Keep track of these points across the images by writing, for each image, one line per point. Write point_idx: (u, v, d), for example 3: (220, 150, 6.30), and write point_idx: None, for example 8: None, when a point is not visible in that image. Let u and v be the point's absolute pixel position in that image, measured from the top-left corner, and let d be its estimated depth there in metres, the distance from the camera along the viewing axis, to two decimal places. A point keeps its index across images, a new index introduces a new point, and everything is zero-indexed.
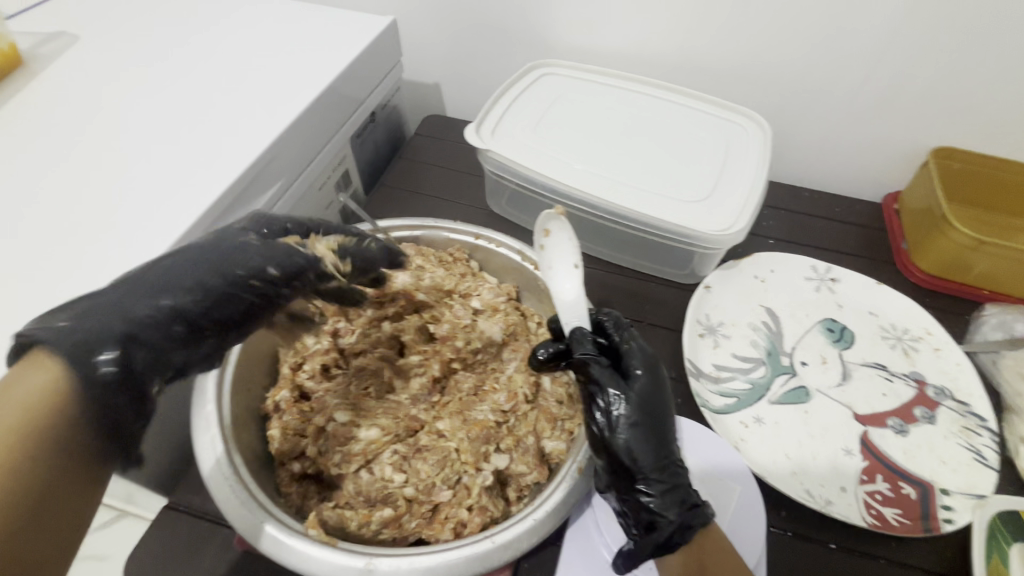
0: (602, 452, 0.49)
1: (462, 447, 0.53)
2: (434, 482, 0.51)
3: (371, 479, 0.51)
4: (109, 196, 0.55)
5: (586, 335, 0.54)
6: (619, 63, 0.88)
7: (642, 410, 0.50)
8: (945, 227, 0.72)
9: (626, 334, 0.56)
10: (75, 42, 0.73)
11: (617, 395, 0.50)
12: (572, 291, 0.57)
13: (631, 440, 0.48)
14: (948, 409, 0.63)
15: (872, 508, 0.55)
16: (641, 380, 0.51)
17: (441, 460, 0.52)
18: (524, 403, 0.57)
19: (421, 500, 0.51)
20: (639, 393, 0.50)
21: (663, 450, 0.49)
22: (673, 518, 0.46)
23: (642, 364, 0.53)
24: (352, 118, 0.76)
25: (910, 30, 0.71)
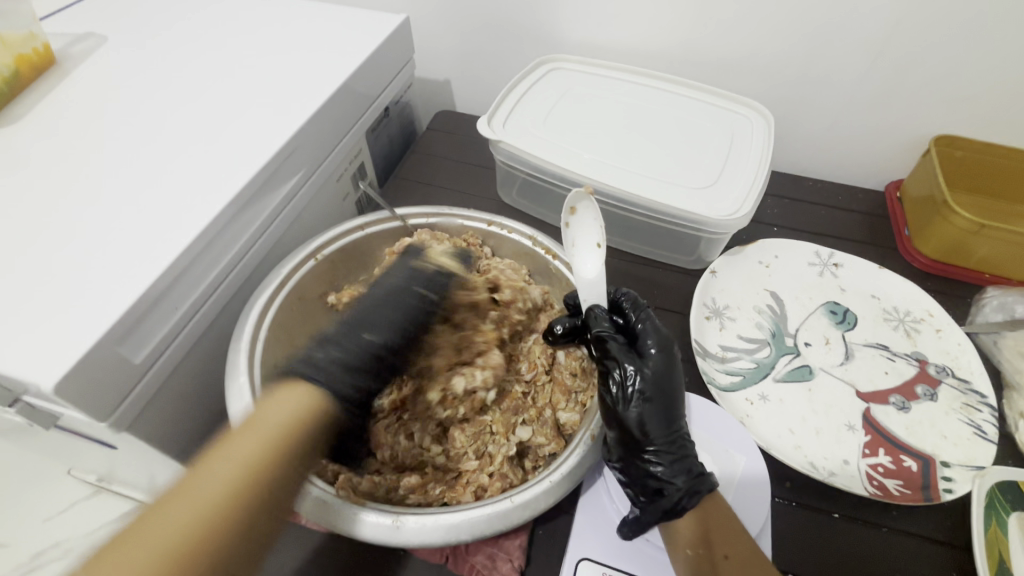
0: (614, 424, 0.52)
1: (495, 419, 0.57)
2: (466, 451, 0.55)
3: (409, 447, 0.56)
4: (143, 183, 0.58)
5: (604, 313, 0.56)
6: (625, 57, 0.90)
7: (656, 385, 0.52)
8: (946, 213, 0.74)
9: (643, 314, 0.57)
10: (104, 42, 0.76)
11: (632, 369, 0.52)
12: (593, 270, 0.60)
13: (644, 413, 0.51)
14: (948, 386, 0.65)
15: (874, 480, 0.57)
16: (656, 358, 0.53)
17: (476, 433, 0.56)
18: (543, 374, 0.60)
19: (450, 467, 0.55)
20: (653, 370, 0.52)
21: (671, 424, 0.51)
22: (680, 486, 0.49)
23: (657, 343, 0.54)
24: (367, 112, 0.79)
25: (910, 21, 0.73)
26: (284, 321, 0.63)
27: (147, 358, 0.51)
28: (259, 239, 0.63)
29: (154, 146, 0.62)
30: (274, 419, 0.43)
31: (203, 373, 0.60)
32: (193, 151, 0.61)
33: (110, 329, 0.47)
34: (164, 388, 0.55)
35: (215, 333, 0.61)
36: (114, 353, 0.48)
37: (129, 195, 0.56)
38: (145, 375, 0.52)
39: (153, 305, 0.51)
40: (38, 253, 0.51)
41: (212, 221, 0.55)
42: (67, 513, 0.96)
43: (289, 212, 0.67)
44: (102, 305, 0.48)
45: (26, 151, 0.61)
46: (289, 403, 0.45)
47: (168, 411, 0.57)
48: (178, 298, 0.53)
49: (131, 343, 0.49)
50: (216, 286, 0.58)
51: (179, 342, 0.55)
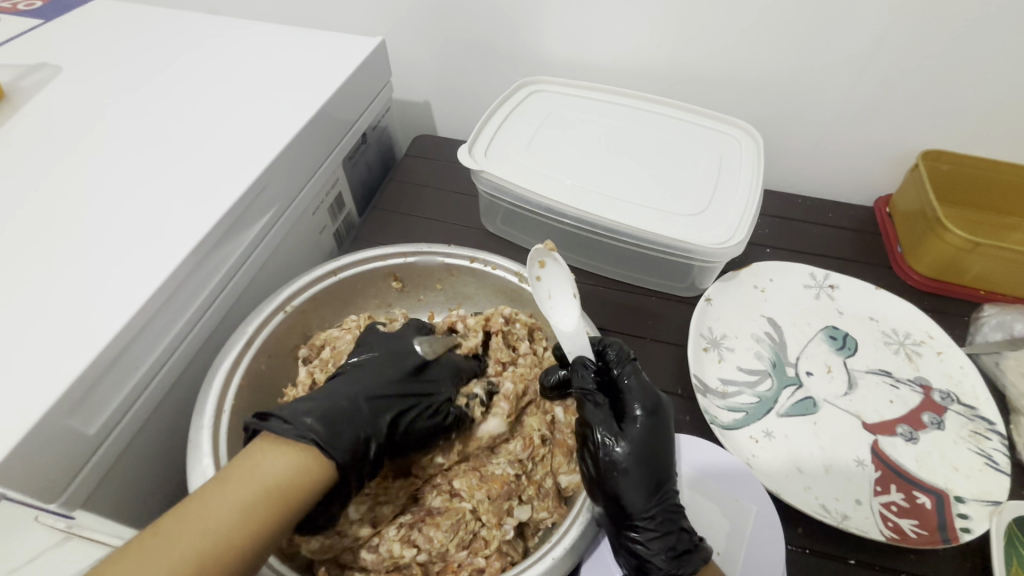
0: (598, 493, 0.49)
1: (480, 507, 0.50)
2: (448, 548, 0.49)
3: (379, 557, 0.49)
4: (98, 229, 0.53)
5: (587, 370, 0.53)
6: (608, 76, 0.88)
7: (637, 454, 0.48)
8: (939, 230, 0.73)
9: (629, 367, 0.54)
10: (57, 73, 0.71)
11: (609, 437, 0.49)
12: (571, 321, 0.56)
13: (622, 484, 0.48)
14: (955, 413, 0.63)
15: (889, 521, 0.54)
16: (639, 423, 0.50)
17: (455, 525, 0.49)
18: (540, 447, 0.55)
19: (436, 562, 0.50)
20: (634, 436, 0.49)
21: (655, 497, 0.48)
22: (659, 565, 0.46)
23: (644, 406, 0.51)
24: (343, 142, 0.75)
25: (898, 34, 0.71)
26: (258, 376, 0.58)
27: (102, 428, 0.46)
28: (226, 286, 0.58)
29: (107, 190, 0.56)
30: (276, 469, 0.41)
31: (167, 439, 0.55)
32: (150, 193, 0.56)
33: (56, 403, 0.41)
34: (124, 457, 0.50)
35: (182, 391, 0.56)
36: (62, 427, 0.42)
37: (81, 244, 0.51)
38: (100, 447, 0.46)
39: (107, 370, 0.46)
40: None
41: (174, 272, 0.50)
42: None
43: (260, 254, 0.62)
44: (48, 375, 0.43)
45: None
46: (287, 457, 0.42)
47: (129, 484, 0.51)
48: (134, 361, 0.48)
49: (82, 414, 0.44)
50: (181, 340, 0.53)
51: (139, 407, 0.50)
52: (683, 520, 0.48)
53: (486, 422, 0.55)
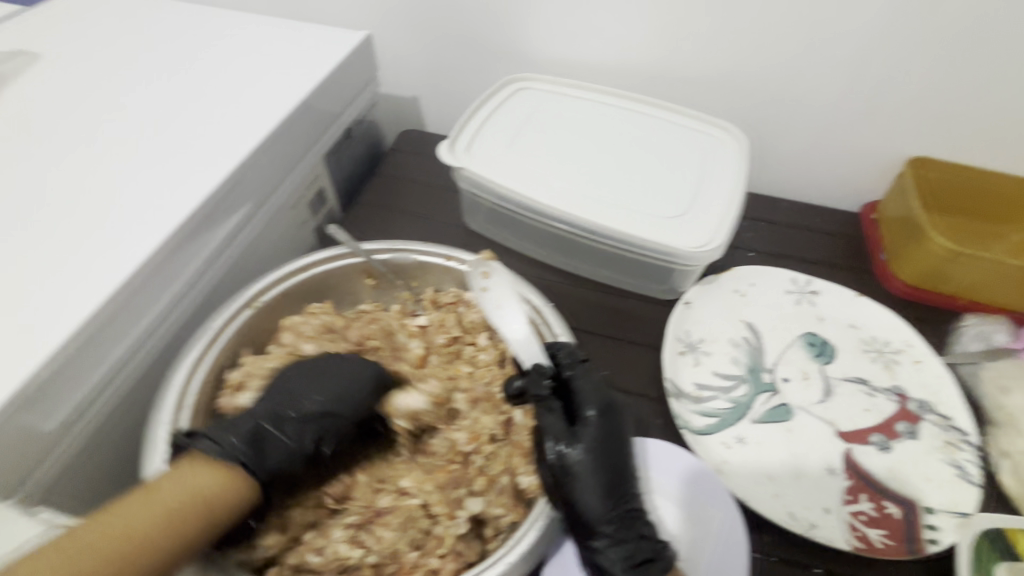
0: (557, 500, 0.49)
1: (430, 500, 0.50)
2: (398, 546, 0.48)
3: (330, 554, 0.48)
4: (66, 220, 0.52)
5: (543, 373, 0.52)
6: (598, 75, 0.87)
7: (595, 457, 0.49)
8: (923, 238, 0.72)
9: (580, 369, 0.54)
10: (36, 60, 0.70)
11: (566, 443, 0.49)
12: (521, 329, 0.56)
13: (581, 491, 0.47)
14: (929, 423, 0.62)
15: (856, 530, 0.54)
16: (593, 425, 0.50)
17: (404, 521, 0.49)
18: (486, 443, 0.54)
19: (387, 563, 0.48)
20: (591, 439, 0.49)
21: (614, 502, 0.47)
22: (619, 573, 0.45)
23: (596, 407, 0.52)
24: (324, 137, 0.74)
25: (887, 40, 0.71)
26: (227, 370, 0.57)
27: (62, 423, 0.46)
28: (196, 280, 0.58)
29: (78, 180, 0.56)
30: (185, 488, 0.42)
31: (134, 431, 0.54)
32: (119, 186, 0.56)
33: (11, 398, 0.41)
34: (89, 449, 0.49)
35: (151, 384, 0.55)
36: (17, 423, 0.42)
37: (48, 237, 0.51)
38: (60, 442, 0.46)
39: (67, 364, 0.45)
40: None
41: (142, 265, 0.50)
42: None
43: (233, 249, 0.61)
44: (6, 369, 0.42)
45: None
46: (213, 472, 0.44)
47: (91, 479, 0.51)
48: (99, 355, 0.48)
49: (41, 409, 0.44)
50: (149, 333, 0.53)
51: (102, 402, 0.49)
52: (641, 520, 0.48)
53: (406, 397, 0.54)
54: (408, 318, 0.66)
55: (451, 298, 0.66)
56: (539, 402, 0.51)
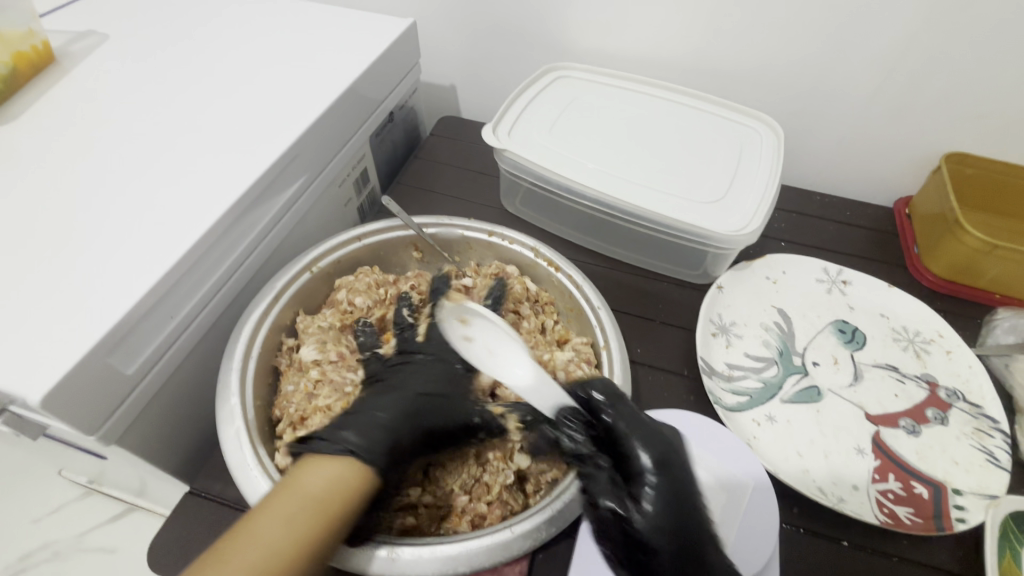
0: (624, 566, 0.45)
1: (484, 449, 0.53)
2: (452, 488, 0.53)
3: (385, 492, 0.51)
4: (141, 185, 0.56)
5: (569, 424, 0.49)
6: (633, 66, 0.89)
7: (664, 512, 0.44)
8: (958, 232, 0.73)
9: (616, 409, 0.49)
10: (104, 41, 0.75)
11: (626, 505, 0.45)
12: (592, 327, 0.62)
13: (659, 554, 0.43)
14: (959, 410, 0.63)
15: (884, 507, 0.55)
16: (653, 483, 0.45)
17: (460, 465, 0.53)
18: None
19: (439, 504, 0.52)
20: (653, 494, 0.45)
21: (696, 542, 0.44)
22: None
23: (654, 459, 0.46)
24: (371, 119, 0.77)
25: (926, 35, 0.72)
26: (286, 328, 0.61)
27: (139, 369, 0.49)
28: (256, 246, 0.61)
29: (152, 150, 0.60)
30: (323, 480, 0.43)
31: (198, 385, 0.58)
32: (189, 157, 0.59)
33: (98, 342, 0.45)
34: (158, 397, 0.53)
35: (212, 342, 0.59)
36: (104, 365, 0.46)
37: (126, 199, 0.55)
38: (136, 387, 0.50)
39: (146, 314, 0.49)
40: (20, 256, 0.50)
41: (212, 228, 0.53)
42: (62, 511, 1.16)
43: (289, 219, 0.65)
44: (93, 314, 0.46)
45: (25, 152, 0.59)
46: (327, 468, 0.44)
47: (160, 425, 0.54)
48: (171, 309, 0.52)
49: (121, 353, 0.47)
50: (215, 291, 0.57)
51: (171, 354, 0.53)
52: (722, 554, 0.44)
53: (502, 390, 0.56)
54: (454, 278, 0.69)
55: (494, 269, 0.69)
56: (608, 438, 0.48)
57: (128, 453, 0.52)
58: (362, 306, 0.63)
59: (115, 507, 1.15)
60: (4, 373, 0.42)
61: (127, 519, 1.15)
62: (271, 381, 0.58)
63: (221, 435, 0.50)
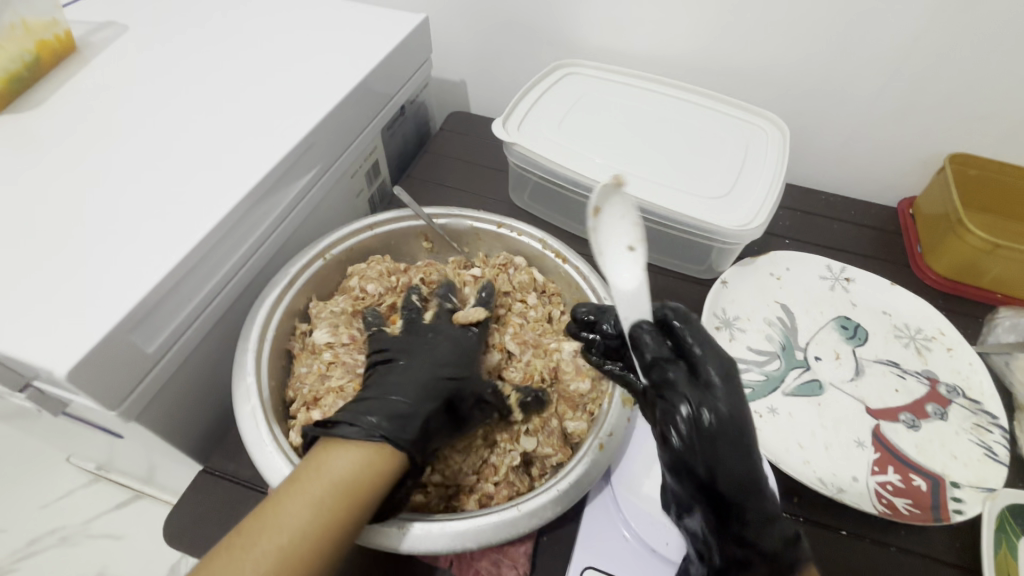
0: (688, 483, 0.43)
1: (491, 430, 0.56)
2: (460, 469, 0.54)
3: None
4: (162, 171, 0.58)
5: (645, 334, 0.46)
6: (642, 63, 0.90)
7: (725, 433, 0.42)
8: (961, 232, 0.74)
9: (698, 333, 0.45)
10: (125, 32, 0.76)
11: (689, 413, 0.42)
12: (631, 281, 0.49)
13: (728, 472, 0.41)
14: (959, 406, 0.64)
15: (883, 498, 0.56)
16: (722, 392, 0.43)
17: (467, 447, 0.55)
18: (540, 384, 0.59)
19: (446, 483, 0.54)
20: (724, 406, 0.42)
21: (756, 483, 0.42)
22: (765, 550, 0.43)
23: (721, 373, 0.43)
24: (382, 112, 0.79)
25: (932, 37, 0.72)
26: (299, 313, 0.63)
27: (159, 347, 0.51)
28: (271, 233, 0.63)
29: (171, 137, 0.61)
30: (343, 468, 0.44)
31: (214, 367, 0.60)
32: (207, 145, 0.61)
33: (121, 319, 0.46)
34: (176, 376, 0.54)
35: (228, 325, 0.60)
36: (127, 341, 0.47)
37: (147, 185, 0.56)
38: (156, 365, 0.51)
39: (167, 295, 0.50)
40: (46, 236, 0.51)
41: (230, 213, 0.55)
42: (71, 497, 1.18)
43: (304, 207, 0.67)
44: (116, 293, 0.48)
45: (48, 137, 0.61)
46: (351, 452, 0.45)
47: (177, 404, 0.56)
48: (190, 290, 0.53)
49: (143, 331, 0.49)
50: (231, 275, 0.58)
51: (189, 334, 0.54)
52: (769, 501, 0.43)
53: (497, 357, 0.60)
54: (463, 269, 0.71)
55: (502, 261, 0.70)
56: (660, 386, 0.44)
57: (146, 431, 0.54)
58: (374, 293, 0.64)
59: (123, 493, 1.17)
60: (32, 347, 0.44)
61: (135, 504, 1.17)
62: (284, 364, 0.60)
63: (237, 412, 0.51)
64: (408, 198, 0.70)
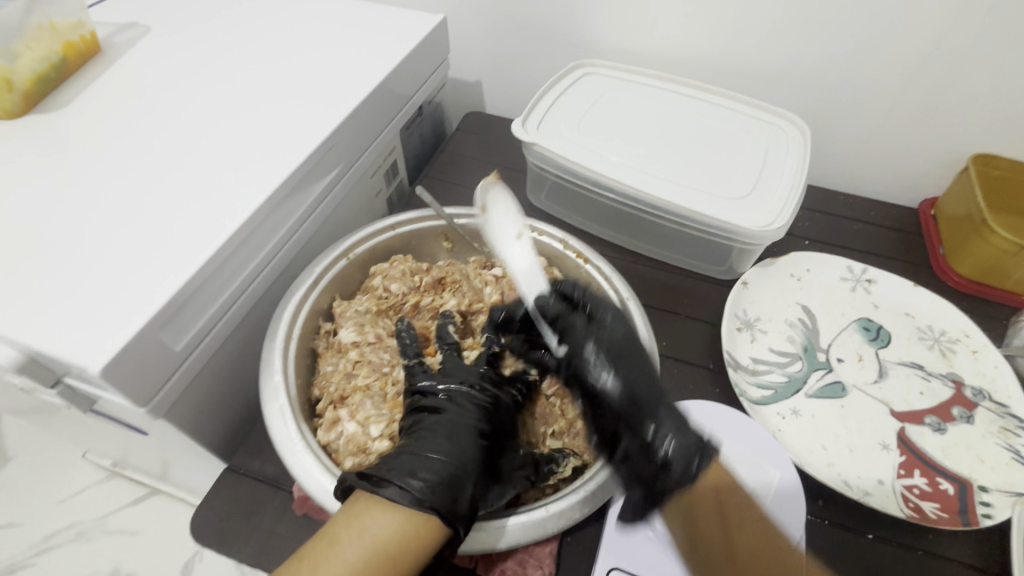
0: (608, 419, 0.52)
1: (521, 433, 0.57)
2: None
3: None
4: (188, 171, 0.58)
5: (547, 300, 0.58)
6: (660, 63, 0.90)
7: (608, 348, 0.55)
8: (986, 233, 0.73)
9: (591, 295, 0.60)
10: (147, 32, 0.77)
11: (585, 347, 0.54)
12: (524, 260, 0.62)
13: (621, 380, 0.52)
14: (985, 409, 0.63)
15: (909, 501, 0.56)
16: (608, 322, 0.57)
17: None
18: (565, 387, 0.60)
19: None
20: (608, 329, 0.56)
21: (653, 395, 0.51)
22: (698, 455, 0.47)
23: (603, 308, 0.59)
24: (401, 112, 0.79)
25: (957, 35, 0.72)
26: (323, 313, 0.63)
27: (187, 346, 0.51)
28: (295, 232, 0.63)
29: (196, 137, 0.62)
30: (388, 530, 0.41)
31: (238, 366, 0.60)
32: (232, 144, 0.61)
33: (152, 318, 0.46)
34: (202, 374, 0.55)
35: (252, 324, 0.61)
36: (156, 340, 0.48)
37: (174, 185, 0.57)
38: (183, 363, 0.51)
39: (195, 294, 0.51)
40: (75, 234, 0.52)
41: (256, 212, 0.55)
42: (88, 492, 1.19)
43: (326, 207, 0.67)
44: (145, 291, 0.48)
45: (76, 137, 0.61)
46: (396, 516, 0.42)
47: (203, 403, 0.56)
48: (217, 289, 0.54)
49: (171, 330, 0.49)
50: (256, 274, 0.58)
51: (216, 333, 0.54)
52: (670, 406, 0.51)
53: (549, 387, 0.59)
54: (484, 269, 0.70)
55: None
56: (564, 336, 0.56)
57: (173, 429, 0.54)
58: (398, 292, 0.65)
59: (139, 489, 1.18)
60: (66, 345, 0.44)
61: (150, 500, 1.18)
62: (308, 363, 0.60)
63: (265, 410, 0.52)
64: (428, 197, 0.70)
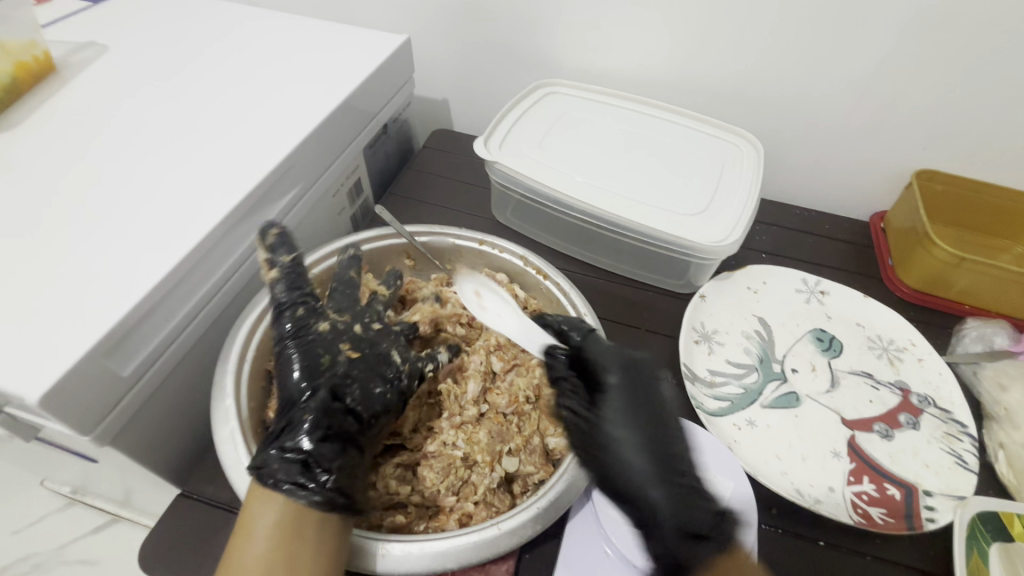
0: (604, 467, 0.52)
1: (474, 450, 0.55)
2: (439, 489, 0.54)
3: (378, 491, 0.54)
4: (141, 192, 0.58)
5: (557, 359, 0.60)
6: (620, 83, 0.92)
7: (630, 410, 0.55)
8: (928, 245, 0.76)
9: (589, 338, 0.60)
10: (105, 52, 0.76)
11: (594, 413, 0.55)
12: (512, 324, 0.64)
13: (631, 448, 0.52)
14: (930, 416, 0.66)
15: (859, 508, 0.58)
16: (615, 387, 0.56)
17: (446, 468, 0.54)
18: (523, 405, 0.60)
19: (427, 504, 0.54)
20: (620, 397, 0.56)
21: (658, 452, 0.52)
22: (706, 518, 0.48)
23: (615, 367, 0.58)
24: (364, 131, 0.80)
25: (895, 60, 0.76)
26: None
27: (135, 371, 0.50)
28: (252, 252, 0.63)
29: (151, 159, 0.61)
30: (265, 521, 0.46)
31: (192, 388, 0.59)
32: (188, 166, 0.61)
33: (96, 344, 0.46)
34: (154, 398, 0.54)
35: (207, 346, 0.60)
36: (101, 366, 0.47)
37: (125, 207, 0.56)
38: (132, 389, 0.51)
39: (143, 318, 0.50)
40: (21, 259, 0.51)
41: (209, 234, 0.55)
42: (42, 524, 1.14)
43: (285, 226, 0.67)
44: (92, 316, 0.47)
45: (25, 159, 0.60)
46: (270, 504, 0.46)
47: (155, 428, 0.55)
48: (167, 313, 0.53)
49: (119, 355, 0.49)
50: (211, 296, 0.58)
51: (167, 357, 0.54)
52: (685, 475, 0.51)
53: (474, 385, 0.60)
54: (445, 286, 0.72)
55: (483, 278, 0.71)
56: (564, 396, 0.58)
57: (122, 456, 0.53)
58: None
59: (98, 517, 1.14)
60: (4, 373, 0.43)
61: (110, 529, 1.13)
62: (264, 385, 0.60)
63: (216, 436, 0.52)
64: (390, 218, 0.71)
